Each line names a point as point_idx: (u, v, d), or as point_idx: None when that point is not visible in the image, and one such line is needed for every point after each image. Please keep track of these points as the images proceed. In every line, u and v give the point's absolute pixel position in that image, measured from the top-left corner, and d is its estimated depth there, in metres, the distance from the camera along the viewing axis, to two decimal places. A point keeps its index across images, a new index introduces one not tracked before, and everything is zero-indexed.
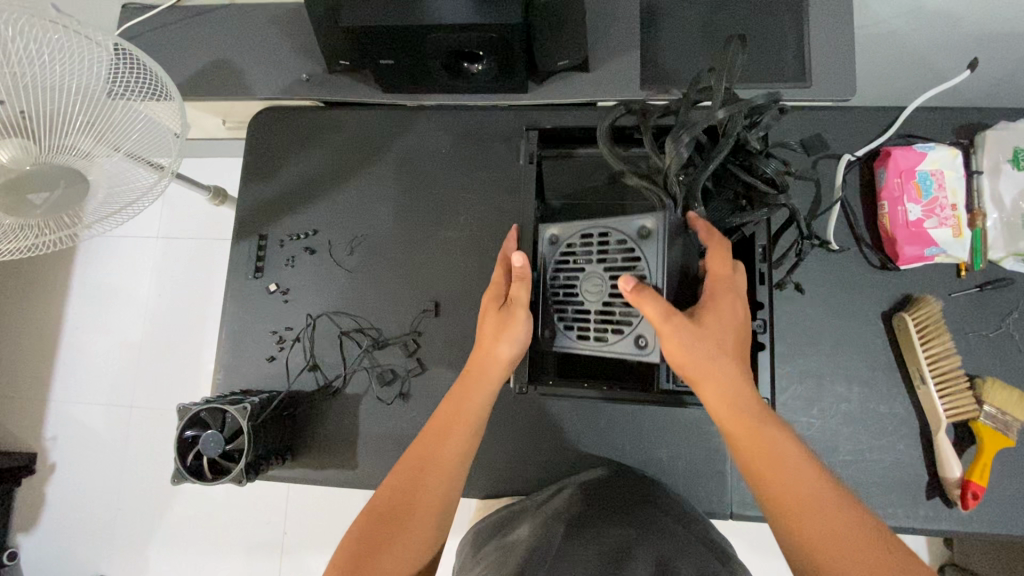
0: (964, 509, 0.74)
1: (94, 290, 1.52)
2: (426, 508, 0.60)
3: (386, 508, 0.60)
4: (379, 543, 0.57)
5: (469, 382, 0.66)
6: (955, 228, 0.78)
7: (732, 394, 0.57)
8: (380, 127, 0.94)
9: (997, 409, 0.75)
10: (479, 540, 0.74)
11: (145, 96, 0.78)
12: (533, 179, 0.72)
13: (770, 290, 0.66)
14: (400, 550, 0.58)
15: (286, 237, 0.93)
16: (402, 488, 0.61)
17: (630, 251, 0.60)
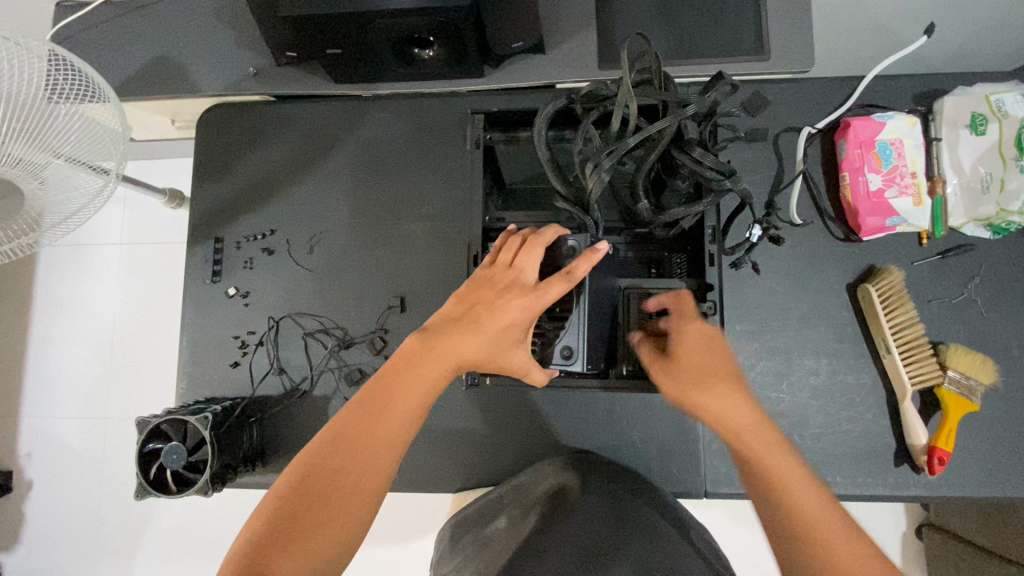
0: (931, 474, 0.75)
1: (56, 301, 1.48)
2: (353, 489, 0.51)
3: (303, 482, 0.50)
4: (309, 516, 0.49)
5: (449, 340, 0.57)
6: (916, 197, 0.78)
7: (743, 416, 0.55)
8: (334, 121, 0.91)
9: (961, 374, 0.75)
10: (453, 531, 0.74)
11: (82, 98, 0.75)
12: (481, 164, 0.71)
13: (721, 270, 0.65)
14: (309, 546, 0.48)
15: (243, 238, 0.90)
16: (342, 451, 0.52)
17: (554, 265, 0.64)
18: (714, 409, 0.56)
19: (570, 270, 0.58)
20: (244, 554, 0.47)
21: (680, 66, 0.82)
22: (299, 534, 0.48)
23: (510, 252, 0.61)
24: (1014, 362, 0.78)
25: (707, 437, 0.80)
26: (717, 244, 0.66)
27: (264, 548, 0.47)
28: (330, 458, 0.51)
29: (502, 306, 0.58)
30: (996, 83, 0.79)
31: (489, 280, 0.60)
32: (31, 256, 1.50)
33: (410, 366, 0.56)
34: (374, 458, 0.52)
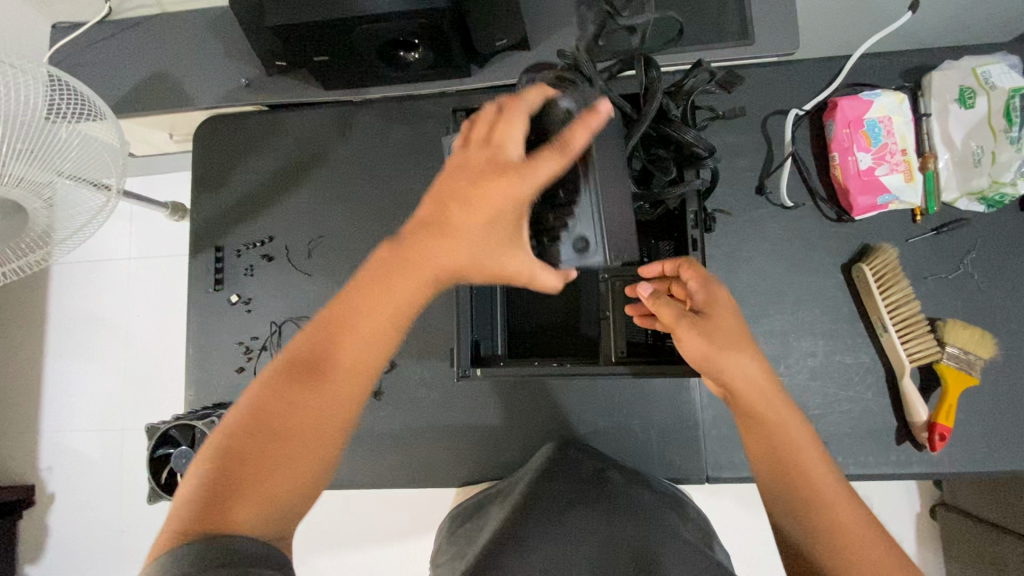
0: (933, 451, 0.75)
1: (69, 317, 1.51)
2: (313, 425, 0.46)
3: (250, 419, 0.45)
4: (255, 458, 0.44)
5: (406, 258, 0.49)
6: (906, 174, 0.77)
7: (759, 385, 0.55)
8: (326, 127, 0.93)
9: (960, 349, 0.75)
10: (455, 520, 0.76)
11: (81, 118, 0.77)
12: None
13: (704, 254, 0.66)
14: (266, 489, 0.44)
15: (243, 246, 0.92)
16: (290, 386, 0.46)
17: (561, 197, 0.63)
18: (737, 379, 0.55)
19: (565, 142, 0.51)
20: (197, 508, 0.42)
21: (664, 56, 0.82)
22: (253, 479, 0.43)
23: (485, 127, 0.54)
24: (1014, 335, 0.78)
25: (707, 423, 0.80)
26: (699, 229, 0.67)
27: (216, 490, 0.42)
28: (284, 385, 0.46)
29: (471, 212, 0.50)
30: (984, 56, 0.79)
31: (466, 164, 0.52)
32: (43, 274, 1.53)
33: (378, 283, 0.49)
34: (332, 388, 0.47)
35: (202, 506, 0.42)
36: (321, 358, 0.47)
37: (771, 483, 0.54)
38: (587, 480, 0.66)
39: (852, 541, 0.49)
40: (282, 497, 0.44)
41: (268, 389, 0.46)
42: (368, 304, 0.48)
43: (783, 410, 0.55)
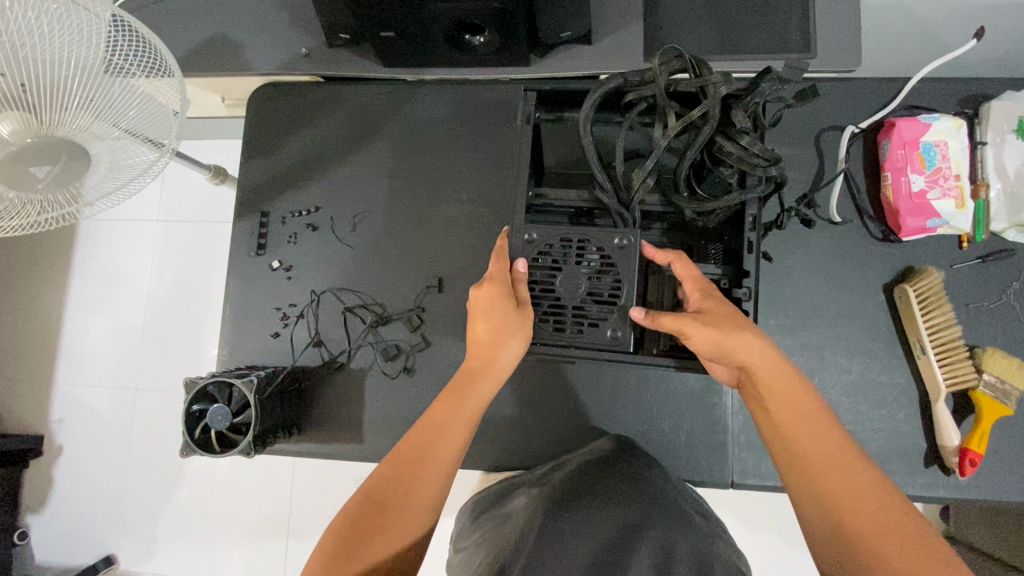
0: (961, 476, 0.75)
1: (94, 272, 1.53)
2: (422, 496, 0.57)
3: (375, 487, 0.57)
4: (382, 518, 0.55)
5: (472, 369, 0.64)
6: (958, 199, 0.78)
7: (763, 368, 0.58)
8: (381, 105, 0.93)
9: (996, 378, 0.75)
10: (480, 508, 0.78)
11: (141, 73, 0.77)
12: (529, 140, 0.70)
13: (758, 257, 0.62)
14: (387, 540, 0.55)
15: (288, 214, 0.92)
16: (403, 462, 0.59)
17: (608, 261, 0.66)
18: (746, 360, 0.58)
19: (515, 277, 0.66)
20: (338, 543, 0.54)
21: (726, 62, 0.83)
22: (376, 534, 0.54)
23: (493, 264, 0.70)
24: None
25: (736, 429, 0.81)
26: (756, 231, 0.62)
27: (347, 543, 0.54)
28: (412, 451, 0.59)
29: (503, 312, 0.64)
30: None
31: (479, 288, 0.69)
32: (73, 228, 1.55)
33: (464, 381, 0.64)
34: (443, 464, 0.59)
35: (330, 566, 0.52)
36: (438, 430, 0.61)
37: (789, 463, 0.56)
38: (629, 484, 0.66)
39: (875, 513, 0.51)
40: (403, 543, 0.55)
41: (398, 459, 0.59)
42: (463, 393, 0.63)
43: (793, 385, 0.58)
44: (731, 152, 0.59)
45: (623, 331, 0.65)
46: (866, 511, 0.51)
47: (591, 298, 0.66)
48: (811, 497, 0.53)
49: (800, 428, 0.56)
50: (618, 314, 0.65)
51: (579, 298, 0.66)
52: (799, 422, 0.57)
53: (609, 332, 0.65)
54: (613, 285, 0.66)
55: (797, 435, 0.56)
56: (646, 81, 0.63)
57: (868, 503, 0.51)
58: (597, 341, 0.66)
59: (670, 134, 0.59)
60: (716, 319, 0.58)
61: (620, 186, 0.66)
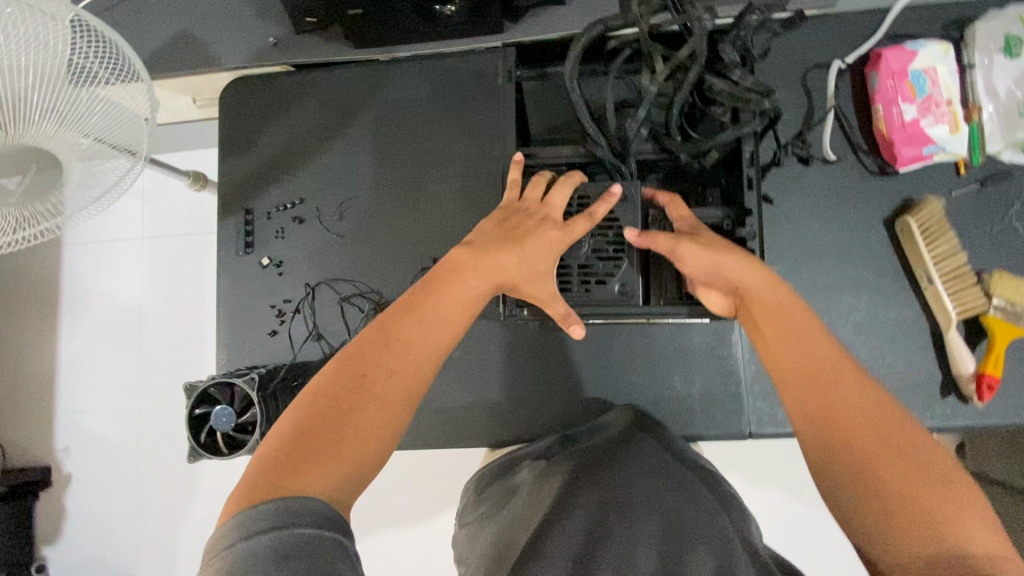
0: (980, 402, 0.74)
1: (84, 295, 1.50)
2: (380, 406, 0.52)
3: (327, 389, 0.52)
4: (333, 419, 0.50)
5: (446, 275, 0.58)
6: (952, 124, 0.76)
7: (764, 291, 0.58)
8: (356, 88, 0.90)
9: (1006, 301, 0.74)
10: (484, 483, 0.76)
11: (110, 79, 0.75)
12: (514, 102, 0.70)
13: (760, 194, 0.61)
14: (341, 443, 0.49)
15: (273, 208, 0.90)
16: (359, 361, 0.53)
17: (609, 216, 0.65)
18: (746, 279, 0.58)
19: (591, 212, 0.61)
20: (279, 448, 0.48)
21: None
22: (323, 441, 0.49)
23: (540, 188, 0.65)
24: None
25: (749, 379, 0.80)
26: (755, 167, 0.61)
27: (294, 445, 0.48)
28: (372, 354, 0.53)
29: (531, 239, 0.60)
30: None
31: (520, 212, 0.63)
32: (58, 253, 1.52)
33: (437, 284, 0.58)
34: (405, 369, 0.54)
35: (270, 469, 0.47)
36: (403, 336, 0.55)
37: (795, 389, 0.54)
38: (645, 459, 0.63)
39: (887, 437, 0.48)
40: (352, 457, 0.49)
41: (358, 358, 0.53)
42: (432, 299, 0.57)
43: (793, 310, 0.57)
44: (721, 90, 0.58)
45: (630, 286, 0.64)
46: (877, 434, 0.49)
47: (595, 255, 0.65)
48: (812, 412, 0.52)
49: (805, 354, 0.54)
50: (624, 269, 0.64)
51: (583, 257, 0.65)
52: (803, 342, 0.55)
53: (617, 287, 0.64)
54: (615, 241, 0.65)
55: (799, 354, 0.54)
56: (628, 24, 0.61)
57: (879, 428, 0.49)
58: (606, 299, 0.64)
59: (657, 77, 0.57)
60: (712, 243, 0.59)
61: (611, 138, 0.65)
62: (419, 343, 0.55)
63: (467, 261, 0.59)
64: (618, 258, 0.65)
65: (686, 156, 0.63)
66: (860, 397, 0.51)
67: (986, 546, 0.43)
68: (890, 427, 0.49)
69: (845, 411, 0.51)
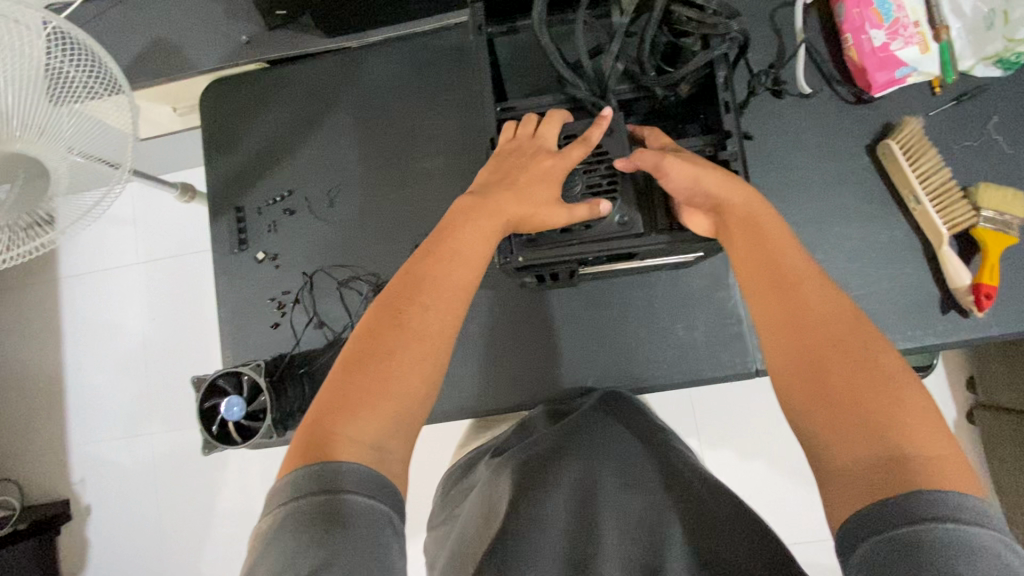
0: (979, 312, 0.74)
1: (86, 323, 1.51)
2: (422, 350, 0.52)
3: (369, 338, 0.52)
4: (377, 367, 0.51)
5: (458, 221, 0.59)
6: (921, 45, 0.77)
7: (742, 206, 0.58)
8: (334, 75, 0.91)
9: (995, 212, 0.75)
10: (450, 485, 0.84)
11: (95, 93, 0.77)
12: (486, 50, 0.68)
13: (739, 115, 0.62)
14: (388, 393, 0.50)
15: (263, 203, 0.91)
16: (394, 308, 0.54)
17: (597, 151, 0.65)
18: (721, 193, 0.58)
19: (587, 137, 0.61)
20: (329, 402, 0.49)
21: None
22: (371, 392, 0.50)
23: (530, 126, 0.64)
24: None
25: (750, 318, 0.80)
26: (730, 92, 0.62)
27: (344, 398, 0.49)
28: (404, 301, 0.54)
29: (533, 168, 0.61)
30: None
31: (514, 151, 0.63)
32: (56, 285, 1.53)
33: (451, 229, 0.59)
34: (438, 314, 0.54)
35: (320, 425, 0.48)
36: (431, 282, 0.55)
37: (757, 290, 0.55)
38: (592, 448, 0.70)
39: (845, 336, 0.49)
40: (402, 405, 0.50)
41: (393, 305, 0.54)
42: (450, 242, 0.58)
43: (765, 224, 0.57)
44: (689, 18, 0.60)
45: (630, 217, 0.63)
46: (839, 334, 0.49)
47: (590, 192, 0.64)
48: (777, 315, 0.52)
49: (768, 265, 0.55)
50: (621, 201, 0.64)
51: (578, 195, 0.64)
52: (769, 256, 0.55)
53: (617, 219, 0.63)
54: (608, 176, 0.65)
55: (763, 265, 0.55)
56: None
57: (841, 330, 0.49)
58: (607, 233, 0.63)
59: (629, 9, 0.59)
60: (697, 160, 0.60)
61: (588, 77, 0.65)
62: (448, 287, 0.55)
63: (476, 206, 0.60)
64: (612, 190, 0.64)
65: (660, 88, 0.64)
66: (832, 311, 0.51)
67: (930, 449, 0.43)
68: (847, 331, 0.49)
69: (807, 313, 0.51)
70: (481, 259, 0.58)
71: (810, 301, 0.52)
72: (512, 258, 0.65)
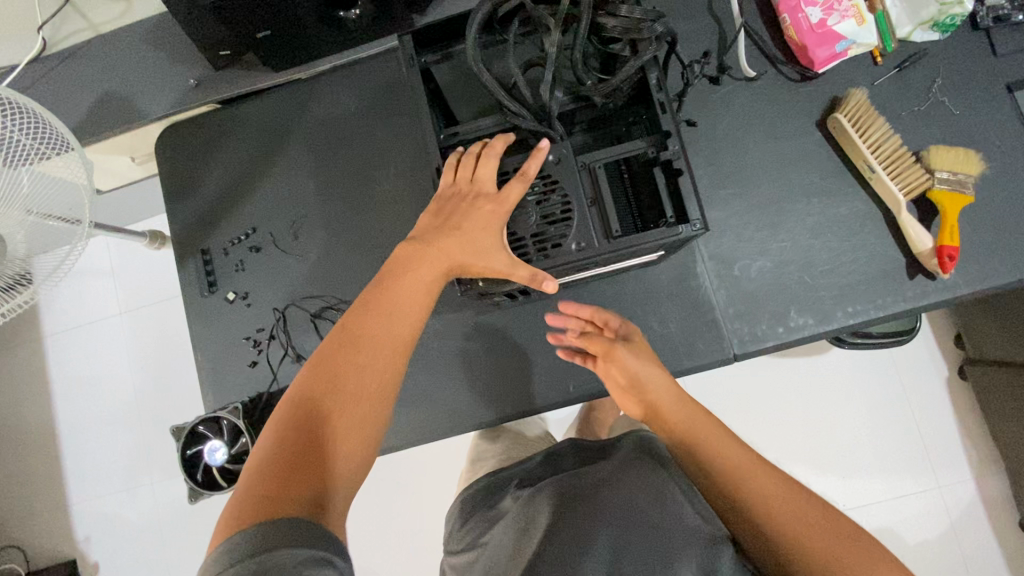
0: (946, 274, 0.75)
1: (73, 381, 1.50)
2: (358, 412, 0.55)
3: (305, 402, 0.54)
4: (315, 431, 0.53)
5: (398, 269, 0.62)
6: (857, 17, 0.78)
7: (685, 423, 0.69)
8: (285, 109, 0.91)
9: (949, 172, 0.75)
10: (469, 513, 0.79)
11: (44, 155, 0.77)
12: (420, 80, 0.70)
13: (674, 115, 0.63)
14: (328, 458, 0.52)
15: (229, 243, 0.91)
16: (329, 366, 0.56)
17: (547, 179, 0.66)
18: (671, 413, 0.70)
19: (524, 171, 0.63)
20: (270, 468, 0.50)
21: None
22: (312, 453, 0.52)
23: (467, 169, 0.65)
24: (995, 148, 0.79)
25: (722, 304, 0.80)
26: (664, 92, 0.63)
27: (285, 463, 0.50)
28: (342, 357, 0.57)
29: (470, 212, 0.64)
30: None
31: (454, 199, 0.65)
32: (40, 345, 1.52)
33: (390, 276, 0.62)
34: (375, 367, 0.57)
35: (260, 488, 0.49)
36: (368, 335, 0.58)
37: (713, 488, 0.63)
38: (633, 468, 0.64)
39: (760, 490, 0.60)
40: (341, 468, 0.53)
41: (330, 359, 0.57)
42: (388, 292, 0.61)
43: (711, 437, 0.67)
44: (613, 28, 0.61)
45: (587, 241, 0.65)
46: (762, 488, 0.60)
47: (545, 221, 0.66)
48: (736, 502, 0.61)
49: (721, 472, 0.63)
50: (577, 227, 0.65)
51: (534, 226, 0.66)
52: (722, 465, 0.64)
53: (573, 246, 0.65)
54: (563, 202, 0.66)
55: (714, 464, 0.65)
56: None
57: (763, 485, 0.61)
58: (565, 258, 0.65)
59: (554, 30, 0.61)
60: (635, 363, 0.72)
61: (528, 102, 0.66)
62: (383, 338, 0.58)
63: (418, 255, 0.63)
64: (566, 216, 0.65)
65: (599, 98, 0.65)
66: (775, 490, 0.60)
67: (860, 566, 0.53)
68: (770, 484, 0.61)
69: (740, 479, 0.62)
70: (417, 308, 0.61)
71: (758, 495, 0.60)
72: (471, 285, 0.70)
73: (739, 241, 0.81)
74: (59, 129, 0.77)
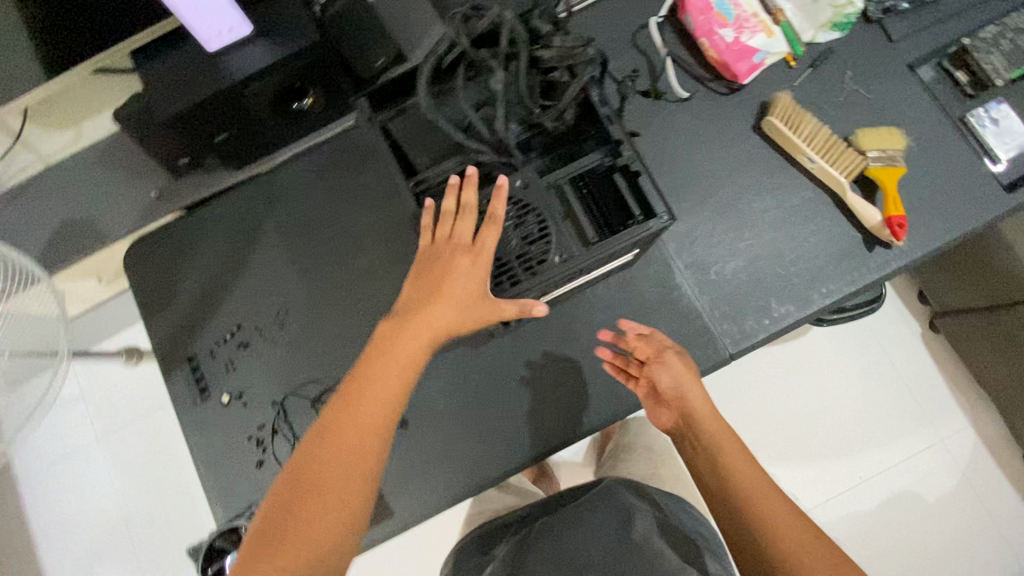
0: (900, 241, 0.81)
1: (55, 524, 1.39)
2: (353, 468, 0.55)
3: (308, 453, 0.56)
4: (313, 486, 0.54)
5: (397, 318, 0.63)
6: (766, 31, 0.87)
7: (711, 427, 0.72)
8: (252, 204, 0.92)
9: (880, 150, 0.83)
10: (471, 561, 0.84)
11: (14, 290, 0.78)
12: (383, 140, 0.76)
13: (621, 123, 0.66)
14: (323, 518, 0.53)
15: (215, 344, 0.89)
16: (334, 417, 0.58)
17: (518, 204, 0.69)
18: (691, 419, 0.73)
19: (493, 216, 0.65)
20: (268, 523, 0.53)
21: None
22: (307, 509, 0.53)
23: (448, 221, 0.67)
24: (912, 122, 0.87)
25: (707, 308, 0.84)
26: (608, 105, 0.68)
27: (282, 518, 0.53)
28: (346, 408, 0.58)
29: (456, 264, 0.64)
30: None
31: (441, 248, 0.66)
32: (13, 493, 1.41)
33: (395, 325, 0.63)
34: (375, 421, 0.58)
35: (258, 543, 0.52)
36: (369, 389, 0.59)
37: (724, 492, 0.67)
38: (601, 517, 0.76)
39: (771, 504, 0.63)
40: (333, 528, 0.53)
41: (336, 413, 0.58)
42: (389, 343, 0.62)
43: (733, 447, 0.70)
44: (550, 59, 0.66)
45: (569, 253, 0.66)
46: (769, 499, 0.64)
47: (525, 242, 0.68)
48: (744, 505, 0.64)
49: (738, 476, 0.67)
50: (557, 242, 0.67)
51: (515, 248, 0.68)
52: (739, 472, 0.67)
53: (558, 259, 0.67)
54: (538, 222, 0.68)
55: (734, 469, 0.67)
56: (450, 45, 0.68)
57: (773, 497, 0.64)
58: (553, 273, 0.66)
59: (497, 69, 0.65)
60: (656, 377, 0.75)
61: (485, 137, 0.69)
62: (383, 393, 0.59)
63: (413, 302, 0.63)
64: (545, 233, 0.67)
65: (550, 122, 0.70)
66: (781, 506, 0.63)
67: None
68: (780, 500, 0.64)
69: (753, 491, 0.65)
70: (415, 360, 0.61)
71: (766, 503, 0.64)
72: None
73: (709, 248, 0.85)
74: (26, 267, 0.77)
